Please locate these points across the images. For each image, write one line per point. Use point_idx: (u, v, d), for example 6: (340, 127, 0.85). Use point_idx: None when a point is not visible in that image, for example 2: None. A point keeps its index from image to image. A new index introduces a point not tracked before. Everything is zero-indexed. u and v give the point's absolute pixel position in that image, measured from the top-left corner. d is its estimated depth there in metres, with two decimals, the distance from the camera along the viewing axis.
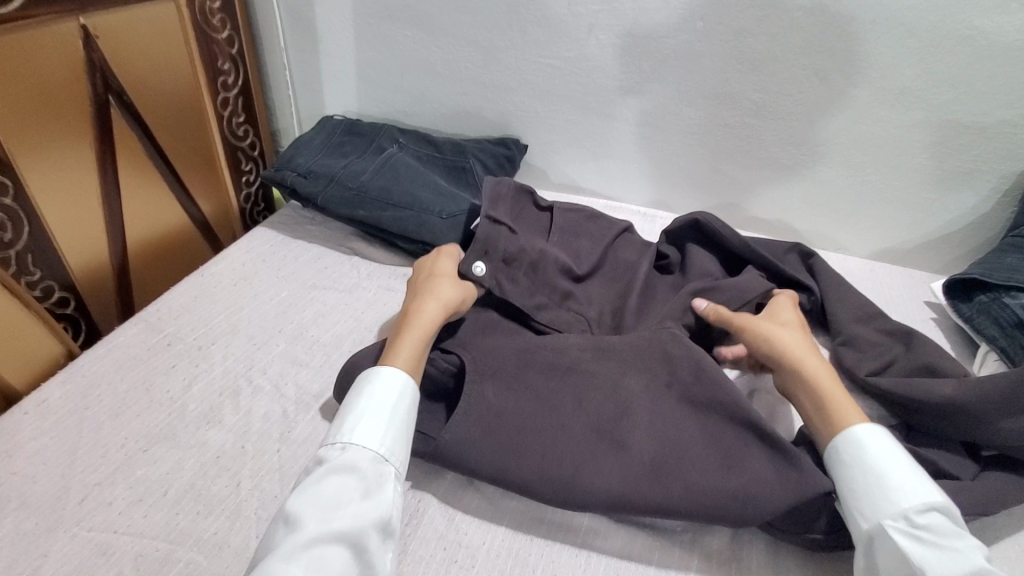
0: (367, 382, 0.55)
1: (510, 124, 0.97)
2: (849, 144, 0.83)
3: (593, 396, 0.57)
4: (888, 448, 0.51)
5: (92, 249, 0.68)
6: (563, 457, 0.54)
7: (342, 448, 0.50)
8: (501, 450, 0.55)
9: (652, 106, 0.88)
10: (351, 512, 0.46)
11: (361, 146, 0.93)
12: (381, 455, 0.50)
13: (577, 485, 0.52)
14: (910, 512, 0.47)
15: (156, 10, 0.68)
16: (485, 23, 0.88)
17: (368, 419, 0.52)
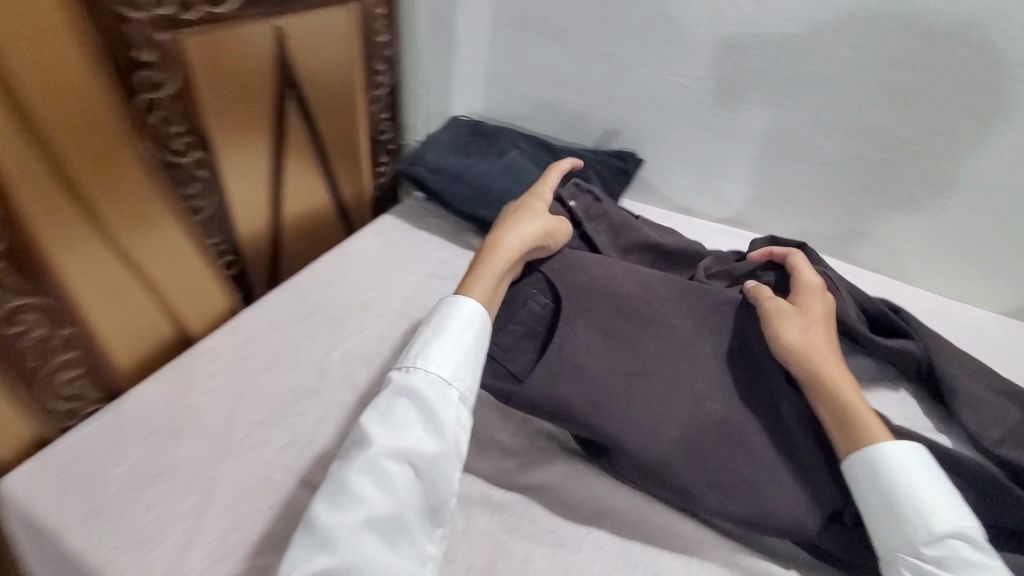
0: (449, 310, 0.58)
1: (629, 138, 0.98)
2: (1000, 192, 0.78)
3: (675, 355, 0.60)
4: (915, 470, 0.50)
5: (256, 217, 0.75)
6: (626, 389, 0.57)
7: (417, 374, 0.53)
8: (579, 386, 0.57)
9: (780, 134, 0.87)
10: (420, 439, 0.50)
11: (486, 147, 0.99)
12: (456, 389, 0.53)
13: (627, 415, 0.56)
14: (920, 544, 0.48)
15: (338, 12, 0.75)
16: (619, 39, 0.90)
17: (445, 353, 0.54)
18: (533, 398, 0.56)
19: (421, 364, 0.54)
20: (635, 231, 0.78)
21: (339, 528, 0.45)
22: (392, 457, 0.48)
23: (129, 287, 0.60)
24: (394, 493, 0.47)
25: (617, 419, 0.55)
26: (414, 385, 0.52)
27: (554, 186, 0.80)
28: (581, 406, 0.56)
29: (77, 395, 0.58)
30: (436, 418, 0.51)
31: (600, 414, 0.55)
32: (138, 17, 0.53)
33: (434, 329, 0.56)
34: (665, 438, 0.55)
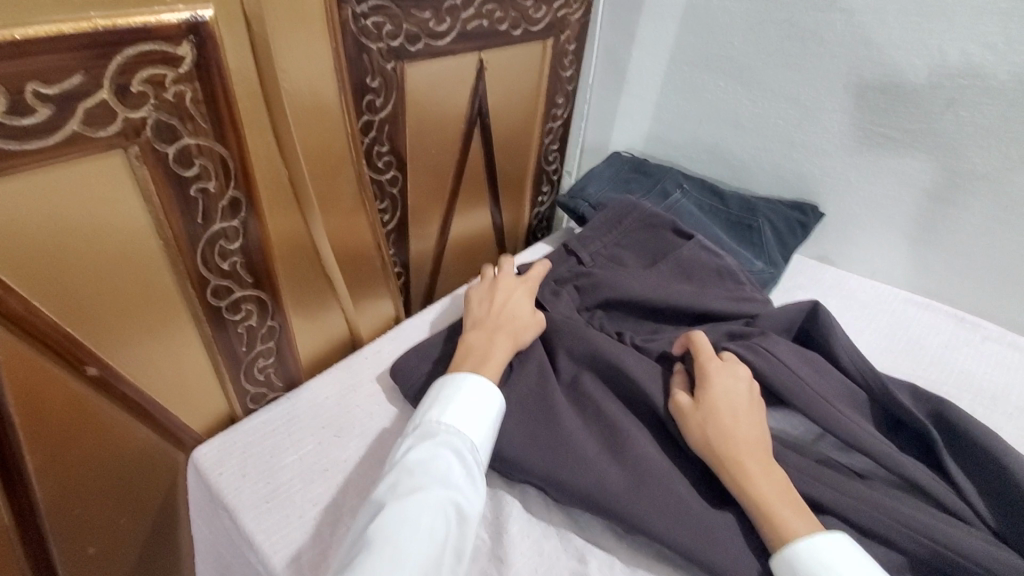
0: (457, 383, 0.57)
1: (809, 188, 0.90)
2: None
3: (596, 422, 0.59)
4: (843, 561, 0.46)
5: (427, 235, 0.79)
6: (536, 435, 0.57)
7: (439, 427, 0.52)
8: (516, 430, 0.57)
9: (1009, 197, 0.75)
10: (454, 487, 0.48)
11: (647, 185, 0.96)
12: (477, 448, 0.53)
13: (517, 458, 0.56)
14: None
15: (531, 48, 0.79)
16: (816, 83, 0.84)
17: (469, 413, 0.54)
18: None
19: (441, 419, 0.53)
20: (600, 285, 0.75)
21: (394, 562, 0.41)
22: (432, 496, 0.46)
23: (323, 289, 0.65)
24: (438, 531, 0.44)
25: (542, 453, 0.55)
26: (439, 435, 0.52)
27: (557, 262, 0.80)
28: (516, 448, 0.56)
29: (265, 383, 0.63)
30: (467, 467, 0.50)
31: (518, 459, 0.56)
32: (374, 48, 0.59)
33: (452, 391, 0.56)
34: (580, 473, 0.54)
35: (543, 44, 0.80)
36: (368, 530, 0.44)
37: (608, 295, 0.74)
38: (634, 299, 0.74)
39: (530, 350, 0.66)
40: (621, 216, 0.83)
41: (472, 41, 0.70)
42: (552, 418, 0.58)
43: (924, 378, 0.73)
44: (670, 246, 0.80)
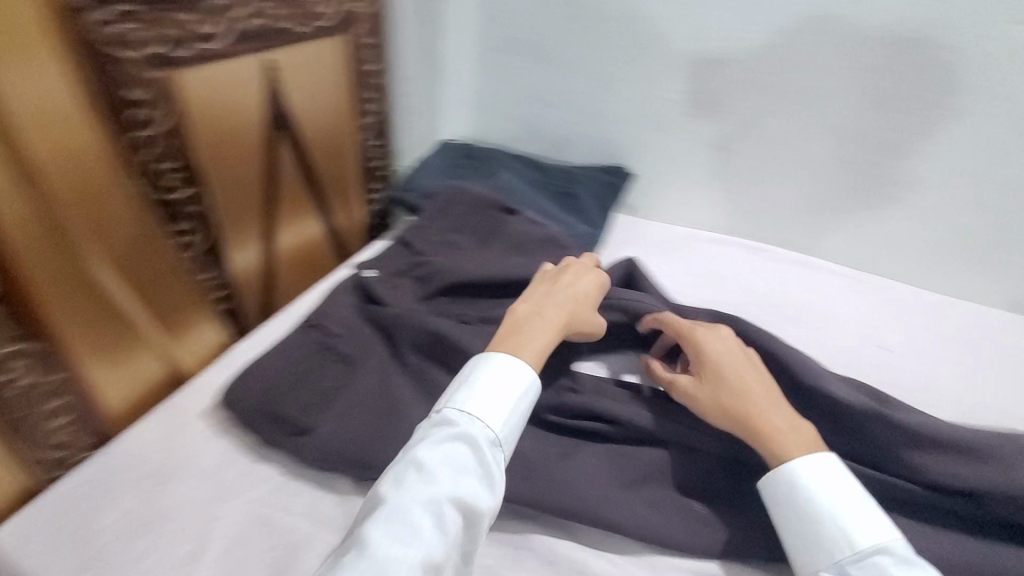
0: (508, 369, 0.54)
1: (617, 153, 0.99)
2: (982, 185, 0.79)
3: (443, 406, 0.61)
4: (825, 471, 0.50)
5: (249, 251, 0.75)
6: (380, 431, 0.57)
7: (465, 417, 0.51)
8: (360, 432, 0.57)
9: (768, 139, 0.88)
10: (460, 480, 0.47)
11: (475, 169, 0.98)
12: (499, 439, 0.51)
13: (363, 459, 0.55)
14: (844, 559, 0.46)
15: (324, 43, 0.77)
16: (605, 57, 0.92)
17: (491, 402, 0.52)
18: (319, 448, 0.55)
19: (478, 412, 0.51)
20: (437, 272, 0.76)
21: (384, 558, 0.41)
22: (432, 492, 0.45)
23: (122, 328, 0.59)
24: (434, 525, 0.44)
25: (389, 447, 0.56)
26: (470, 433, 0.49)
27: (392, 256, 0.79)
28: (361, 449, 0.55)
29: (65, 445, 0.56)
30: (478, 457, 0.48)
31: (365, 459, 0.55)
32: (131, 57, 0.54)
33: (507, 384, 0.53)
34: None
35: (336, 38, 0.78)
36: (364, 525, 0.44)
37: (446, 279, 0.75)
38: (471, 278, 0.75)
39: (370, 348, 0.66)
40: (449, 202, 0.85)
41: (252, 41, 0.67)
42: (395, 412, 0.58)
43: (728, 303, 0.84)
44: (499, 222, 0.83)
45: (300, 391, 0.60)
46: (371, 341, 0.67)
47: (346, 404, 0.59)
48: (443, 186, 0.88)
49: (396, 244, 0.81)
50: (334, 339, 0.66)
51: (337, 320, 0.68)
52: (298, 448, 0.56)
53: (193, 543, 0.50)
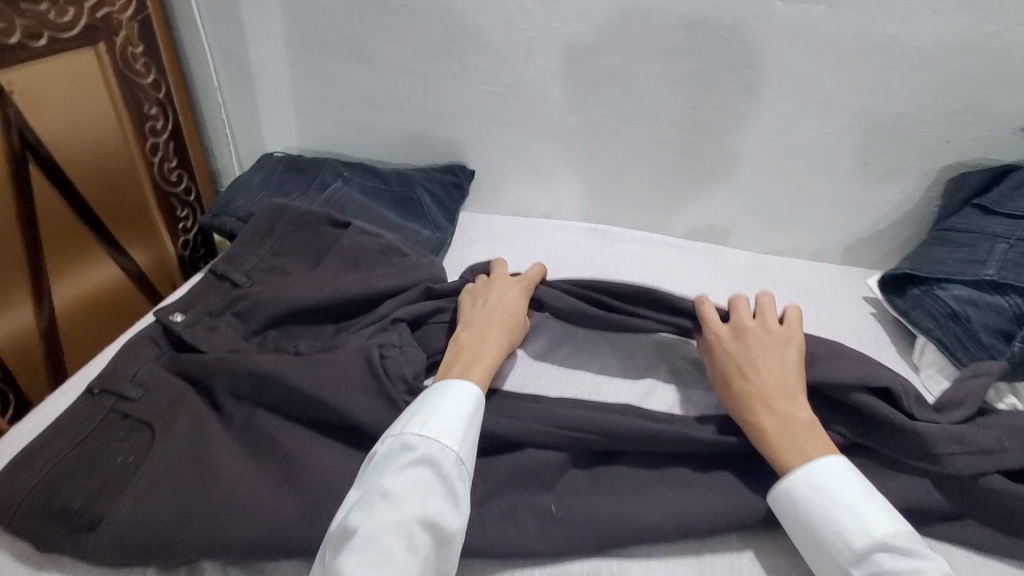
0: (454, 392, 0.55)
1: (455, 151, 0.97)
2: (780, 151, 0.86)
3: (272, 459, 0.55)
4: (828, 479, 0.50)
5: (17, 315, 0.63)
6: (191, 506, 0.49)
7: (424, 440, 0.51)
8: (165, 511, 0.49)
9: (595, 126, 0.90)
10: (426, 500, 0.48)
11: (304, 183, 0.91)
12: (461, 457, 0.51)
13: (171, 542, 0.48)
14: (849, 566, 0.47)
15: (73, 57, 0.65)
16: (423, 54, 0.88)
17: (451, 421, 0.53)
18: (111, 539, 0.47)
19: (434, 434, 0.51)
20: (262, 304, 0.68)
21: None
22: (400, 516, 0.47)
23: None
24: (406, 546, 0.45)
25: (200, 524, 0.48)
26: (434, 457, 0.50)
27: (206, 293, 0.70)
28: (166, 531, 0.48)
29: None
30: (442, 475, 0.49)
31: (173, 541, 0.48)
32: None
33: (452, 404, 0.54)
34: (251, 528, 0.48)
35: (91, 50, 0.67)
36: (339, 554, 0.45)
37: (272, 310, 0.68)
38: (303, 306, 0.69)
39: (176, 406, 0.57)
40: (271, 224, 0.77)
41: None
42: (208, 478, 0.51)
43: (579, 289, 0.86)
44: (330, 238, 0.77)
45: (86, 476, 0.51)
46: (179, 399, 0.58)
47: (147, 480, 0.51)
48: (262, 206, 0.79)
49: (209, 276, 0.71)
50: (131, 404, 0.57)
51: (133, 380, 0.58)
52: (86, 547, 0.47)
53: None
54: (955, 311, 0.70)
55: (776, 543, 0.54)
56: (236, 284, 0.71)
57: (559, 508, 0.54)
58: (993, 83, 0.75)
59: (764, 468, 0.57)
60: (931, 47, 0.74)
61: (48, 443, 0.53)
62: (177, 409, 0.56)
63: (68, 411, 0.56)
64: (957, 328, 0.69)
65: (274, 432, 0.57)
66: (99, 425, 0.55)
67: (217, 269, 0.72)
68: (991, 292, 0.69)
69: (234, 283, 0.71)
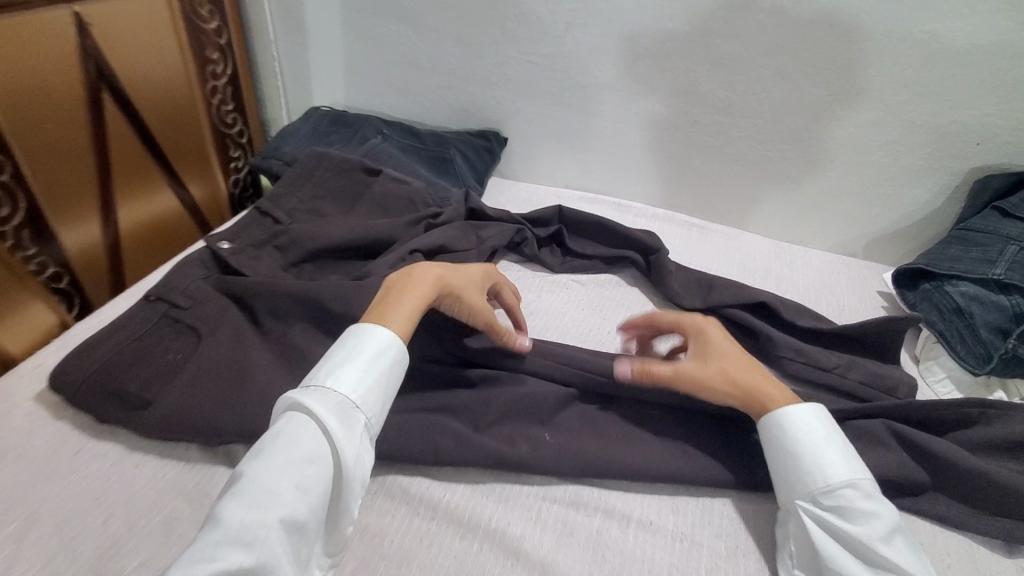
0: (359, 336, 0.53)
1: (491, 117, 1.02)
2: (810, 141, 0.87)
3: (304, 371, 0.61)
4: (811, 424, 0.54)
5: (88, 229, 0.71)
6: (233, 400, 0.56)
7: (313, 387, 0.48)
8: (211, 401, 0.56)
9: (628, 103, 0.93)
10: (310, 444, 0.45)
11: (347, 135, 0.97)
12: (353, 401, 0.49)
13: (212, 424, 0.54)
14: (819, 494, 0.51)
15: None
16: (468, 21, 0.92)
17: (353, 371, 0.50)
18: (163, 419, 0.54)
19: (325, 382, 0.49)
20: (302, 240, 0.75)
21: (220, 534, 0.38)
22: (278, 460, 0.43)
23: None
24: (282, 489, 0.42)
25: (232, 410, 0.55)
26: (329, 405, 0.47)
27: (249, 228, 0.76)
28: (207, 415, 0.55)
29: None
30: (324, 423, 0.46)
31: (215, 424, 0.54)
32: None
33: (350, 350, 0.51)
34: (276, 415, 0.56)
35: None
36: (218, 500, 0.41)
37: (311, 245, 0.74)
38: (338, 242, 0.75)
39: (222, 318, 0.64)
40: (313, 169, 0.83)
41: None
42: (246, 378, 0.58)
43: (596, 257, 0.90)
44: (364, 185, 0.83)
45: (141, 368, 0.58)
46: (224, 312, 0.65)
47: (192, 374, 0.58)
48: (303, 153, 0.86)
49: (254, 212, 0.78)
50: (182, 312, 0.64)
51: (183, 292, 0.66)
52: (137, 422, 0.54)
53: (18, 526, 0.48)
54: (961, 307, 0.71)
55: (751, 493, 0.58)
56: (278, 220, 0.77)
57: (552, 439, 0.59)
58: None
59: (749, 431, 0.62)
60: (970, 47, 0.74)
61: (109, 335, 0.60)
62: (223, 320, 0.64)
63: (127, 313, 0.63)
64: (960, 324, 0.71)
65: (305, 347, 0.63)
66: (153, 326, 0.62)
67: (262, 207, 0.79)
68: (996, 291, 0.70)
69: (276, 220, 0.78)
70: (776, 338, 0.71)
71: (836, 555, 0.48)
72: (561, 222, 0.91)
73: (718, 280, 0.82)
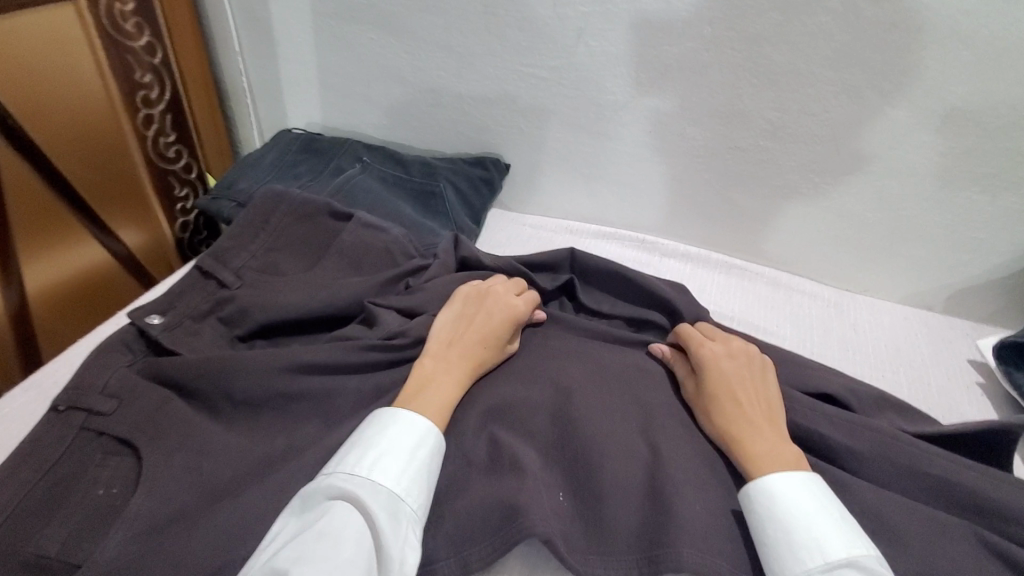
0: (392, 420, 0.49)
1: (489, 140, 0.86)
2: (882, 173, 0.70)
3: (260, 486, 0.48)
4: (804, 492, 0.48)
5: None
6: (193, 535, 0.44)
7: (353, 478, 0.45)
8: (166, 543, 0.43)
9: (653, 124, 0.76)
10: (352, 545, 0.41)
11: (318, 165, 0.82)
12: (398, 492, 0.45)
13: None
14: (815, 573, 0.43)
15: (54, 20, 0.68)
16: (458, 26, 0.76)
17: (392, 455, 0.46)
18: None
19: (365, 471, 0.45)
20: (250, 307, 0.60)
21: None
22: (317, 560, 0.40)
23: None
24: None
25: (181, 555, 0.42)
26: (364, 498, 0.44)
27: (188, 293, 0.62)
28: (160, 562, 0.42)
29: None
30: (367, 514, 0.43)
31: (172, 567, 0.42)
32: None
33: (382, 436, 0.48)
34: (235, 555, 0.43)
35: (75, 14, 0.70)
36: None
37: (261, 315, 0.60)
38: (294, 311, 0.60)
39: (161, 417, 0.51)
40: (268, 214, 0.68)
41: None
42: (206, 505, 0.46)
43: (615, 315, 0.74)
44: (331, 233, 0.68)
45: (59, 516, 0.45)
46: (163, 407, 0.51)
47: (137, 509, 0.45)
48: (258, 193, 0.71)
49: (195, 272, 0.64)
50: (105, 419, 0.50)
51: (103, 392, 0.52)
52: None
53: None
54: None
55: None
56: (223, 283, 0.63)
57: (568, 500, 0.52)
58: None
59: None
60: None
61: (11, 473, 0.46)
62: (162, 421, 0.50)
63: (31, 434, 0.49)
64: None
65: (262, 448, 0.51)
66: (70, 446, 0.49)
67: (204, 265, 0.64)
68: None
69: (222, 283, 0.63)
70: (860, 449, 0.55)
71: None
72: (573, 270, 0.75)
73: (768, 350, 0.65)
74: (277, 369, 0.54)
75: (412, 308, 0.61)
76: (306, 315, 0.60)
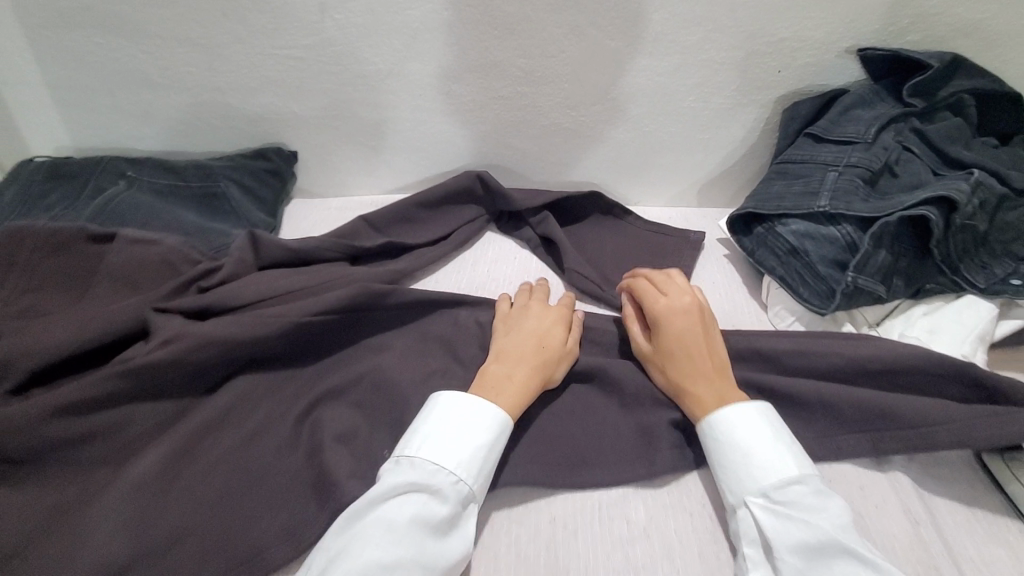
0: (444, 410, 0.52)
1: (268, 131, 0.84)
2: (622, 97, 0.80)
3: (49, 530, 0.46)
4: (752, 422, 0.52)
5: None
6: None
7: (438, 472, 0.48)
8: None
9: (422, 89, 0.79)
10: (425, 539, 0.44)
11: (73, 190, 0.75)
12: (465, 485, 0.49)
13: None
14: (770, 487, 0.48)
15: None
16: (193, 16, 0.72)
17: (450, 442, 0.50)
18: None
19: (446, 465, 0.49)
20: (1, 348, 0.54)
21: None
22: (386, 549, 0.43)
23: None
24: None
25: None
26: (428, 482, 0.47)
27: None
28: None
29: None
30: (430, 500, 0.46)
31: None
32: None
33: (437, 426, 0.51)
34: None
35: None
36: None
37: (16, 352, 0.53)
38: (57, 343, 0.54)
39: None
40: (11, 254, 0.61)
41: None
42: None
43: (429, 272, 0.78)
44: (97, 256, 0.63)
45: None
46: None
47: None
48: None
49: None
50: None
51: None
52: None
53: None
54: (795, 246, 0.69)
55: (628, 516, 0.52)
56: None
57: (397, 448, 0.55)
58: (824, 3, 0.70)
59: (619, 446, 0.56)
60: None
61: None
62: None
63: None
64: (797, 264, 0.69)
65: (49, 494, 0.49)
66: None
67: None
68: (825, 223, 0.68)
69: None
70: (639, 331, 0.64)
71: (793, 555, 0.44)
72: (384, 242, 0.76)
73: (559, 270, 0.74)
74: (51, 414, 0.50)
75: (201, 310, 0.59)
76: (72, 342, 0.55)
